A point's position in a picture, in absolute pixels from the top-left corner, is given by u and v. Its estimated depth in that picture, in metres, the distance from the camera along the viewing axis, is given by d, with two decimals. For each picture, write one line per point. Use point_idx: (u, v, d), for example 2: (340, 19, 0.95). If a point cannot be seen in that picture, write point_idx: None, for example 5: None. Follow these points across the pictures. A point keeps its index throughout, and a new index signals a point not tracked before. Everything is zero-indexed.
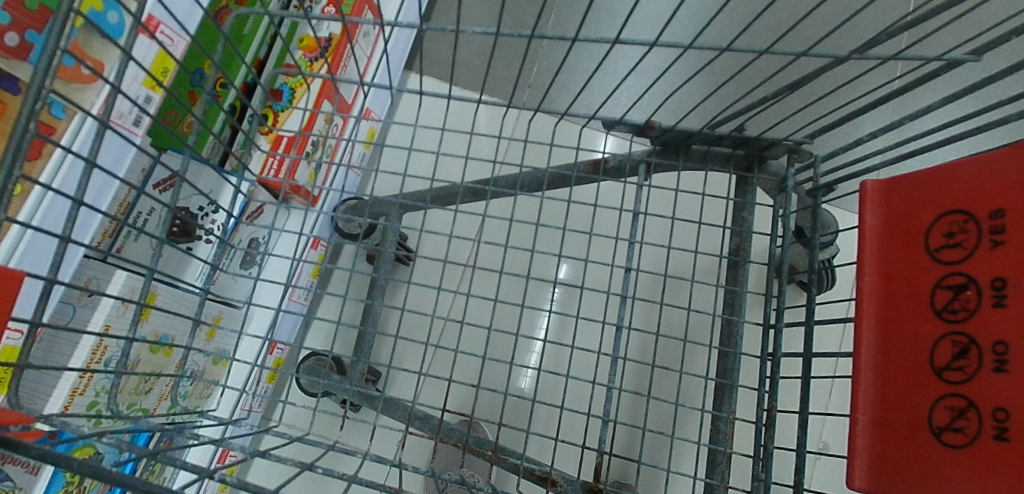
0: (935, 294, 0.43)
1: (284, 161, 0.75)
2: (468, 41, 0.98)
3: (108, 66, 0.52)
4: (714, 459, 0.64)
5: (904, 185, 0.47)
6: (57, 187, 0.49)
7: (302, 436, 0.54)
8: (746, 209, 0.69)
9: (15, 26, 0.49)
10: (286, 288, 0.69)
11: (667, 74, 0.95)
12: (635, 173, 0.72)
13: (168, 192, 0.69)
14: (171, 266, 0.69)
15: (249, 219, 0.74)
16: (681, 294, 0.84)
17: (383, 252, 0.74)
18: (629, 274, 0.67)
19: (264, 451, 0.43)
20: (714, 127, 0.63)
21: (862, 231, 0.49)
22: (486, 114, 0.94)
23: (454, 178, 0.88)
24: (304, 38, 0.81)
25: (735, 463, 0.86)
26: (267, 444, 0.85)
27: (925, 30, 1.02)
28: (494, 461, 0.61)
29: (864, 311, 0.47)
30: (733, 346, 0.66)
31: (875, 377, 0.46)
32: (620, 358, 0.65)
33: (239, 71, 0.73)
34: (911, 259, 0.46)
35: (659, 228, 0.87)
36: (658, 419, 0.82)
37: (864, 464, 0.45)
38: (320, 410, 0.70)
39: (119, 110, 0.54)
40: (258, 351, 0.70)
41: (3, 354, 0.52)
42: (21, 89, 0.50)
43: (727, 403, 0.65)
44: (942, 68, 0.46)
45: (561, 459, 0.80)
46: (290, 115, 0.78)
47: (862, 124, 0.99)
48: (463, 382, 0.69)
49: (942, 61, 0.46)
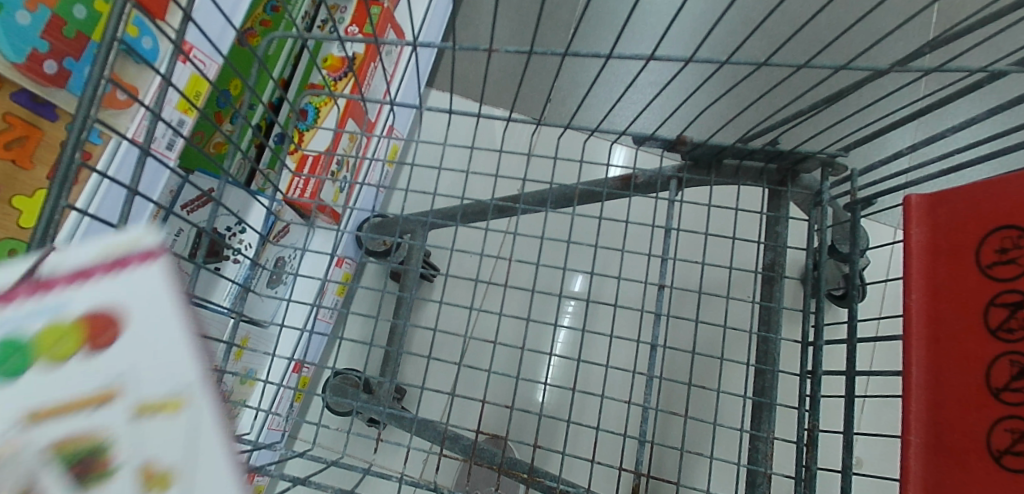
0: (989, 312, 0.41)
1: (311, 180, 0.74)
2: (502, 60, 0.99)
3: (142, 89, 0.52)
4: (754, 481, 0.62)
5: (951, 200, 0.45)
6: (94, 212, 0.49)
7: (338, 460, 0.51)
8: (780, 223, 0.68)
9: (54, 54, 0.49)
10: (315, 308, 0.67)
11: (696, 94, 0.96)
12: (666, 188, 0.71)
13: (199, 211, 0.68)
14: (200, 287, 0.68)
15: (276, 238, 0.73)
16: (716, 310, 0.83)
17: (411, 270, 0.73)
18: (663, 291, 0.65)
19: (304, 479, 0.41)
20: (747, 142, 0.62)
21: (908, 248, 0.47)
22: (514, 131, 0.94)
23: (483, 196, 0.89)
24: (328, 58, 0.81)
25: (777, 485, 0.84)
26: (295, 469, 0.84)
27: (957, 47, 1.01)
28: (530, 484, 0.59)
29: (913, 329, 0.45)
30: (771, 363, 0.64)
31: (928, 397, 0.44)
32: (654, 376, 0.63)
33: (265, 89, 0.72)
34: (962, 276, 0.44)
35: (689, 243, 0.87)
36: (694, 440, 0.81)
37: (917, 489, 0.43)
38: (352, 432, 0.69)
39: (155, 134, 0.54)
40: (285, 371, 0.69)
41: None
42: (60, 115, 0.52)
43: (766, 422, 0.63)
44: (985, 80, 0.44)
45: (595, 481, 0.78)
46: (315, 134, 0.76)
47: (894, 140, 0.98)
48: (495, 403, 0.67)
49: (986, 73, 0.43)
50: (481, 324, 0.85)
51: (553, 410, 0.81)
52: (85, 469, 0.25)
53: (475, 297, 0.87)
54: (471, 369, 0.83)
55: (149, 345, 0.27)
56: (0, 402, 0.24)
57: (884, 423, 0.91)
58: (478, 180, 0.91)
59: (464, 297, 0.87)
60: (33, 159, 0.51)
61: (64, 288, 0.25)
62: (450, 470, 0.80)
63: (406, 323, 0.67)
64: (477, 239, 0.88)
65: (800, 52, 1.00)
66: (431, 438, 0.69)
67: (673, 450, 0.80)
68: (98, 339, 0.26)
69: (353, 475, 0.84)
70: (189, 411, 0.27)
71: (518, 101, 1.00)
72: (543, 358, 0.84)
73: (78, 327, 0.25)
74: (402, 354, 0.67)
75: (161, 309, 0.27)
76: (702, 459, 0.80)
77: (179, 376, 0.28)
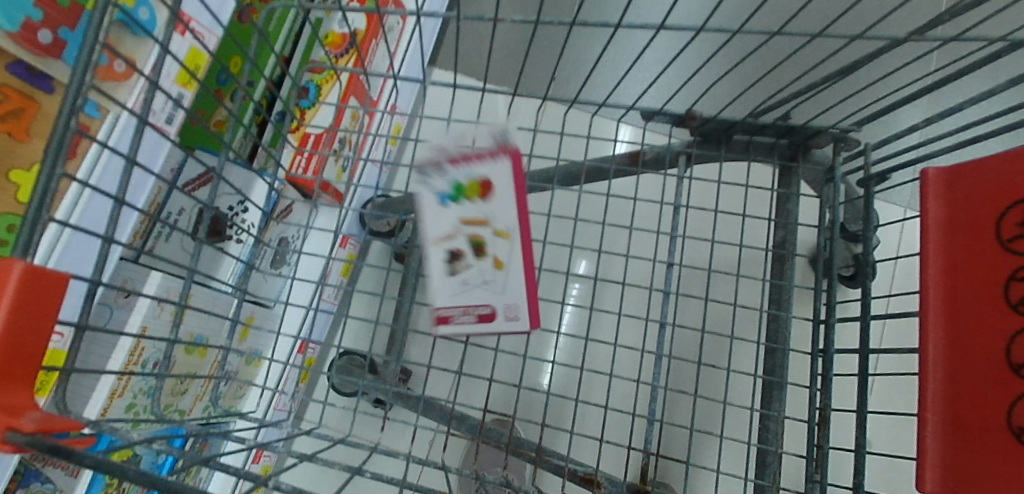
0: (1010, 287, 0.40)
1: (313, 157, 0.72)
2: (505, 35, 0.97)
3: (141, 60, 0.50)
4: (764, 460, 0.61)
5: (971, 172, 0.44)
6: (95, 184, 0.48)
7: (345, 438, 0.50)
8: (791, 200, 0.67)
9: (49, 23, 0.47)
10: (319, 286, 0.66)
11: (704, 70, 0.94)
12: (674, 164, 0.69)
13: (201, 190, 0.65)
14: (205, 265, 0.66)
15: (280, 217, 0.71)
16: (725, 289, 0.83)
17: (416, 249, 0.72)
18: (672, 268, 0.63)
19: (311, 455, 0.41)
20: (758, 116, 0.61)
21: (924, 224, 0.46)
22: (519, 108, 0.93)
23: (488, 174, 0.88)
24: (330, 35, 0.78)
25: (787, 465, 0.84)
26: (302, 448, 0.84)
27: (972, 20, 0.98)
28: (539, 462, 0.59)
29: (930, 306, 0.44)
30: (781, 341, 0.63)
31: (945, 375, 0.43)
32: (664, 355, 0.62)
33: (267, 64, 0.70)
34: (981, 251, 0.42)
35: (699, 222, 0.85)
36: (703, 419, 0.80)
37: (936, 466, 0.42)
38: (359, 412, 0.69)
39: (154, 107, 0.52)
40: (291, 351, 0.68)
41: (50, 357, 0.49)
42: (55, 87, 0.51)
43: (776, 401, 0.62)
44: (1005, 49, 0.42)
45: (604, 461, 0.78)
46: (317, 111, 0.74)
47: (907, 116, 0.96)
48: (503, 382, 0.66)
49: (1007, 42, 0.41)
50: None
51: (560, 389, 0.81)
52: (477, 249, 0.66)
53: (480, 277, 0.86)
54: (477, 349, 0.83)
55: (508, 204, 0.64)
56: (450, 209, 0.65)
57: (895, 402, 0.91)
58: None
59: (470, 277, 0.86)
60: (29, 132, 0.49)
61: (478, 165, 0.64)
62: (457, 450, 0.80)
63: (411, 302, 0.66)
64: None
65: (810, 27, 0.98)
66: (438, 418, 0.69)
67: (682, 429, 0.80)
68: (490, 194, 0.64)
69: (362, 453, 0.84)
70: (513, 240, 0.65)
71: (522, 78, 0.98)
72: (550, 338, 0.83)
73: (473, 188, 0.64)
74: (408, 333, 0.66)
75: (506, 185, 0.64)
76: (712, 438, 0.80)
77: (512, 224, 0.65)
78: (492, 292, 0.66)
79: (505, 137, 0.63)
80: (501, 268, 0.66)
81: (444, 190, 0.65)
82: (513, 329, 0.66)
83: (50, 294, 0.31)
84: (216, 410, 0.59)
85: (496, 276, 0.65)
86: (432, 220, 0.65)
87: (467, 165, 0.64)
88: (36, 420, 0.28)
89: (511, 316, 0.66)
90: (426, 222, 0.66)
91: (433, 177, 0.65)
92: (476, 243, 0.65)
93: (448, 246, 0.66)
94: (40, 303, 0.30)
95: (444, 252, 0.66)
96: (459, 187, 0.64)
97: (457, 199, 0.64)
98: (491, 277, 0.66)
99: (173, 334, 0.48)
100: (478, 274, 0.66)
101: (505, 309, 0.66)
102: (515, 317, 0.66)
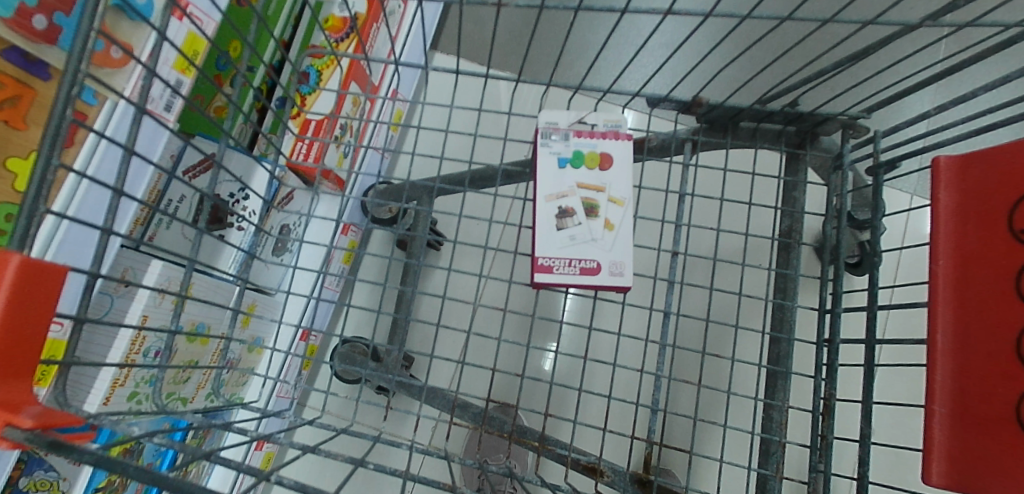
0: (1023, 278, 0.39)
1: (315, 145, 0.71)
2: (509, 20, 0.95)
3: (139, 47, 0.49)
4: (768, 449, 0.61)
5: (985, 160, 0.43)
6: (92, 174, 0.47)
7: (347, 428, 0.50)
8: (798, 188, 0.66)
9: (44, 9, 0.46)
10: (321, 275, 0.65)
11: (711, 56, 0.92)
12: (680, 151, 0.68)
13: (200, 178, 0.64)
14: (205, 254, 0.66)
15: (281, 205, 0.71)
16: (731, 278, 0.82)
17: (418, 237, 0.71)
18: (677, 258, 0.63)
19: (314, 446, 0.40)
20: (766, 102, 0.60)
21: (935, 212, 0.45)
22: (522, 94, 0.91)
23: (491, 161, 0.87)
24: (330, 18, 0.77)
25: (791, 454, 0.84)
26: (305, 438, 0.84)
27: (986, 4, 0.96)
28: (542, 451, 0.59)
29: (939, 297, 0.44)
30: (786, 331, 0.63)
31: (953, 367, 0.42)
32: (668, 344, 0.62)
33: (266, 49, 0.68)
34: (993, 242, 0.41)
35: (704, 210, 0.85)
36: (707, 408, 0.81)
37: (942, 458, 0.42)
38: (362, 400, 0.69)
39: (152, 94, 0.51)
40: (293, 340, 0.68)
41: (50, 348, 0.50)
42: (52, 74, 0.50)
43: (780, 391, 0.62)
44: (1021, 35, 0.40)
45: (607, 449, 0.79)
46: (318, 97, 0.74)
47: (916, 103, 0.94)
48: (506, 371, 0.66)
49: (1022, 27, 0.40)
50: (489, 294, 0.84)
51: (563, 378, 0.81)
52: (589, 209, 0.58)
53: (483, 266, 0.86)
54: (480, 338, 0.83)
55: (625, 170, 0.59)
56: (575, 171, 0.58)
57: (898, 392, 0.91)
58: (486, 145, 0.89)
59: (473, 265, 0.86)
60: (27, 120, 0.48)
61: (601, 139, 0.59)
62: (460, 438, 0.81)
63: (414, 291, 0.65)
64: (485, 207, 0.86)
65: (820, 11, 0.96)
66: (441, 406, 0.69)
67: (685, 419, 0.80)
68: (608, 165, 0.59)
69: (364, 443, 0.85)
70: (626, 207, 0.58)
71: (526, 64, 0.97)
72: (553, 327, 0.83)
73: (596, 156, 0.59)
74: (410, 322, 0.66)
75: (624, 156, 0.59)
76: (715, 428, 0.81)
77: (624, 188, 0.58)
78: (599, 249, 0.57)
79: (620, 126, 0.60)
80: (609, 230, 0.58)
81: (565, 154, 0.59)
82: (616, 286, 0.57)
83: (48, 287, 0.31)
84: (218, 399, 0.59)
85: (606, 238, 0.57)
86: (555, 183, 0.58)
87: (589, 137, 0.59)
88: (36, 416, 0.28)
89: (616, 272, 0.57)
90: (538, 186, 0.58)
91: (558, 143, 0.59)
92: (589, 204, 0.58)
93: (560, 204, 0.58)
94: (38, 297, 0.30)
95: (554, 209, 0.58)
96: (578, 154, 0.59)
97: (577, 165, 0.59)
98: (603, 239, 0.57)
99: (174, 324, 0.48)
100: (587, 233, 0.57)
101: (609, 264, 0.57)
102: (620, 273, 0.57)
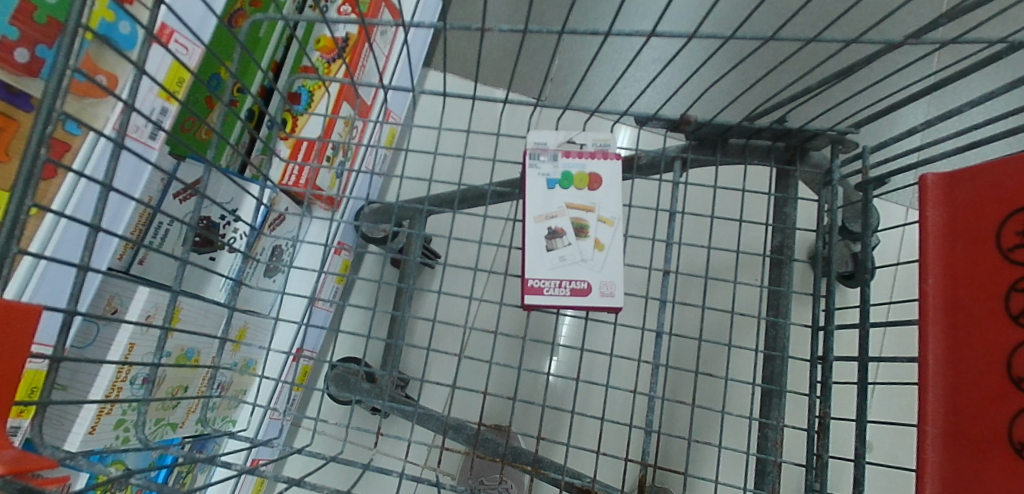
0: (1010, 298, 0.38)
1: (305, 168, 0.71)
2: (497, 39, 0.96)
3: (121, 80, 0.49)
4: (764, 468, 0.60)
5: (969, 178, 0.42)
6: (70, 214, 0.47)
7: (337, 455, 0.47)
8: (789, 204, 0.66)
9: (25, 42, 0.47)
10: (310, 301, 0.64)
11: (700, 72, 0.93)
12: (670, 169, 0.68)
13: (186, 203, 0.63)
14: (193, 283, 0.65)
15: (271, 228, 0.70)
16: (720, 296, 0.83)
17: (409, 258, 0.70)
18: (669, 276, 0.60)
19: (300, 478, 0.39)
20: (754, 119, 0.60)
21: (923, 231, 0.44)
22: (511, 115, 0.93)
23: (482, 181, 0.89)
24: (321, 39, 0.77)
25: (786, 472, 0.84)
26: (296, 470, 0.84)
27: (971, 21, 0.98)
28: (534, 476, 0.58)
29: (930, 315, 0.43)
30: (779, 349, 0.62)
31: (945, 387, 0.42)
32: (662, 364, 0.60)
33: (253, 76, 0.69)
34: (982, 260, 0.41)
35: (696, 227, 0.86)
36: (701, 429, 0.82)
37: (936, 478, 0.41)
38: (354, 424, 0.67)
39: (135, 124, 0.51)
40: (283, 366, 0.66)
41: (28, 379, 0.49)
42: (34, 105, 0.49)
43: (774, 409, 0.61)
44: (1005, 51, 0.40)
45: (600, 471, 0.80)
46: (308, 120, 0.74)
47: (905, 117, 0.95)
48: (498, 394, 0.65)
49: (1004, 44, 0.39)
50: (483, 314, 0.85)
51: (558, 399, 0.82)
52: (581, 228, 0.57)
53: (476, 286, 0.87)
54: (473, 360, 0.84)
55: (614, 190, 0.59)
56: (567, 193, 0.58)
57: (895, 409, 0.91)
58: (476, 165, 0.91)
59: (465, 285, 0.86)
60: (9, 150, 0.47)
61: (589, 159, 0.59)
62: (454, 460, 0.82)
63: (406, 314, 0.64)
64: (477, 227, 0.87)
65: (807, 26, 0.97)
66: (433, 429, 0.68)
67: (680, 440, 0.81)
68: (597, 185, 0.59)
69: (353, 473, 0.85)
70: (616, 226, 0.58)
71: (516, 82, 0.98)
72: (546, 349, 0.84)
73: (585, 178, 0.59)
74: (403, 345, 0.65)
75: (614, 176, 0.59)
76: (710, 448, 0.81)
77: (614, 209, 0.58)
78: (589, 270, 0.57)
79: (609, 145, 0.60)
80: (600, 250, 0.57)
81: (553, 175, 0.59)
82: (607, 307, 0.56)
83: (23, 327, 0.30)
84: (207, 427, 0.58)
85: (597, 258, 0.57)
86: (547, 205, 0.58)
87: (578, 157, 0.59)
88: (8, 461, 0.28)
89: (607, 292, 0.56)
90: (528, 207, 0.58)
91: (547, 163, 0.59)
92: (578, 224, 0.57)
93: (549, 225, 0.58)
94: (8, 339, 0.29)
95: (544, 230, 0.57)
96: (567, 175, 0.59)
97: (565, 186, 0.58)
98: (594, 258, 0.57)
99: (157, 356, 0.46)
100: (577, 253, 0.57)
101: (600, 283, 0.57)
102: (611, 293, 0.56)
